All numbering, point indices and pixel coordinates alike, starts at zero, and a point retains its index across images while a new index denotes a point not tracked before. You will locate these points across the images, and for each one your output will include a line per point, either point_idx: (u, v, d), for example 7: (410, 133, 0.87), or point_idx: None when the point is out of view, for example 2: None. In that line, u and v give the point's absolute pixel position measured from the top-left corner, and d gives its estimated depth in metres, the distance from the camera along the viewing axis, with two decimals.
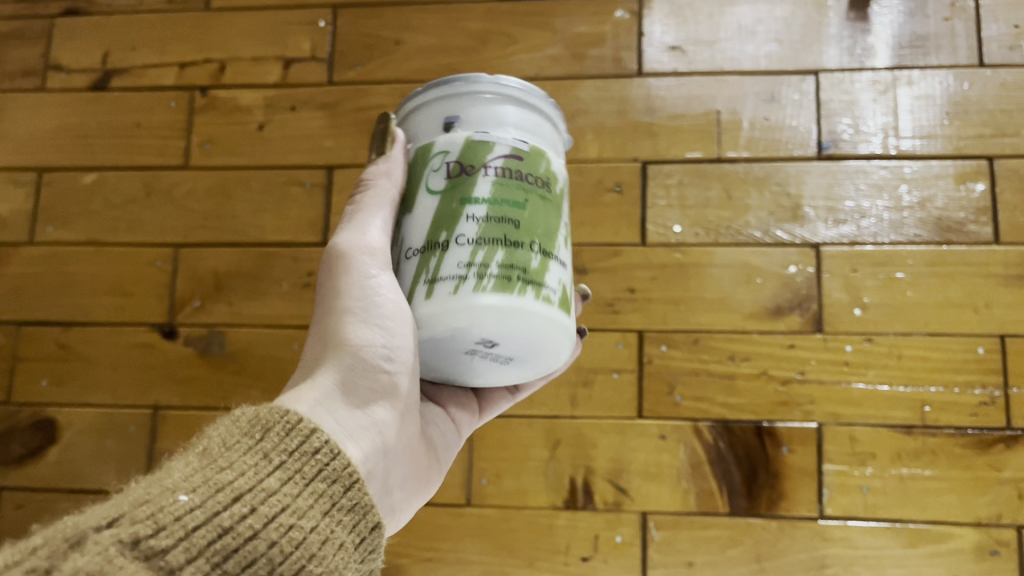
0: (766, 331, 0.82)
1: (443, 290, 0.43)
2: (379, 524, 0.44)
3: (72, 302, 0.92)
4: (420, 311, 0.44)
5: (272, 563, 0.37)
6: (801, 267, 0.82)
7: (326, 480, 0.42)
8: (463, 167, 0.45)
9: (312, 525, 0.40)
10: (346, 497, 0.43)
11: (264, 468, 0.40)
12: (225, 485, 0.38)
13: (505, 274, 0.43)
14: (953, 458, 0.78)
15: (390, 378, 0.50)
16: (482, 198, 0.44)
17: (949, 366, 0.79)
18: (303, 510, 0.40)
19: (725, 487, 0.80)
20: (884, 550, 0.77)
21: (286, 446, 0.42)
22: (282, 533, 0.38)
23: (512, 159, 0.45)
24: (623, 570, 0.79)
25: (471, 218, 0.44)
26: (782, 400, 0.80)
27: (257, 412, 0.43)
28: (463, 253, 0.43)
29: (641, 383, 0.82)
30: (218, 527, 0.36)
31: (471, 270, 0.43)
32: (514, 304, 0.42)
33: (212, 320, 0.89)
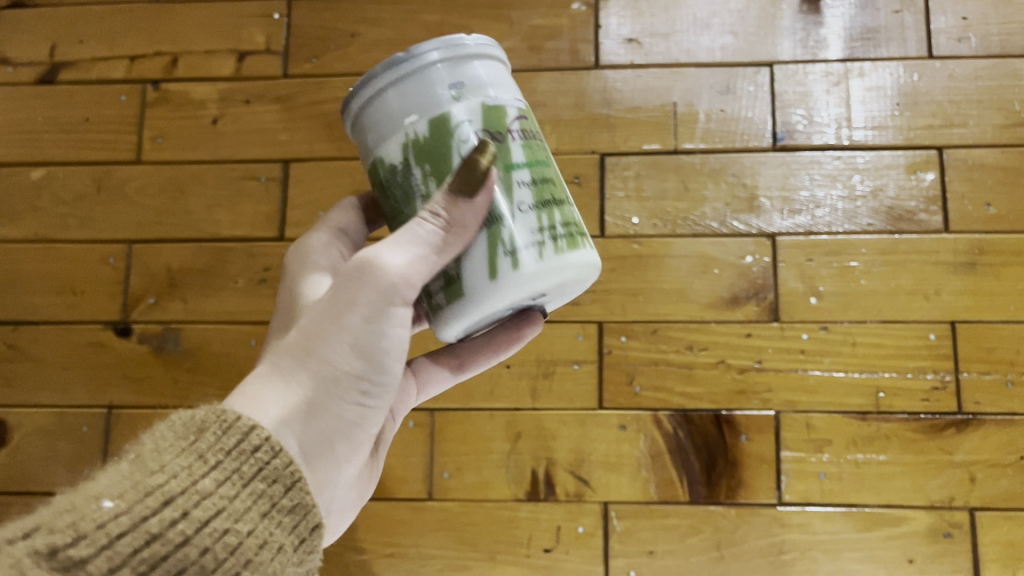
0: (723, 321, 0.83)
1: (531, 257, 0.44)
2: (323, 523, 0.44)
3: (21, 300, 0.90)
4: (509, 281, 0.44)
5: (204, 570, 0.38)
6: (757, 257, 0.83)
7: (267, 479, 0.41)
8: (492, 133, 0.44)
9: (249, 529, 0.40)
10: (286, 497, 0.42)
11: (198, 469, 0.40)
12: (155, 489, 0.38)
13: (568, 231, 0.45)
14: (907, 443, 0.79)
15: (361, 410, 0.48)
16: (523, 163, 0.45)
17: (902, 352, 0.81)
18: (239, 513, 0.40)
19: (684, 476, 0.81)
20: (841, 534, 0.78)
21: (224, 443, 0.41)
22: (216, 539, 0.38)
23: (523, 120, 0.46)
24: (585, 560, 0.80)
25: (522, 184, 0.45)
26: (740, 389, 0.81)
27: (194, 413, 0.42)
28: (530, 219, 0.44)
29: (601, 374, 0.83)
30: (146, 534, 0.36)
31: (543, 235, 0.44)
32: (577, 260, 0.45)
33: (167, 317, 0.88)
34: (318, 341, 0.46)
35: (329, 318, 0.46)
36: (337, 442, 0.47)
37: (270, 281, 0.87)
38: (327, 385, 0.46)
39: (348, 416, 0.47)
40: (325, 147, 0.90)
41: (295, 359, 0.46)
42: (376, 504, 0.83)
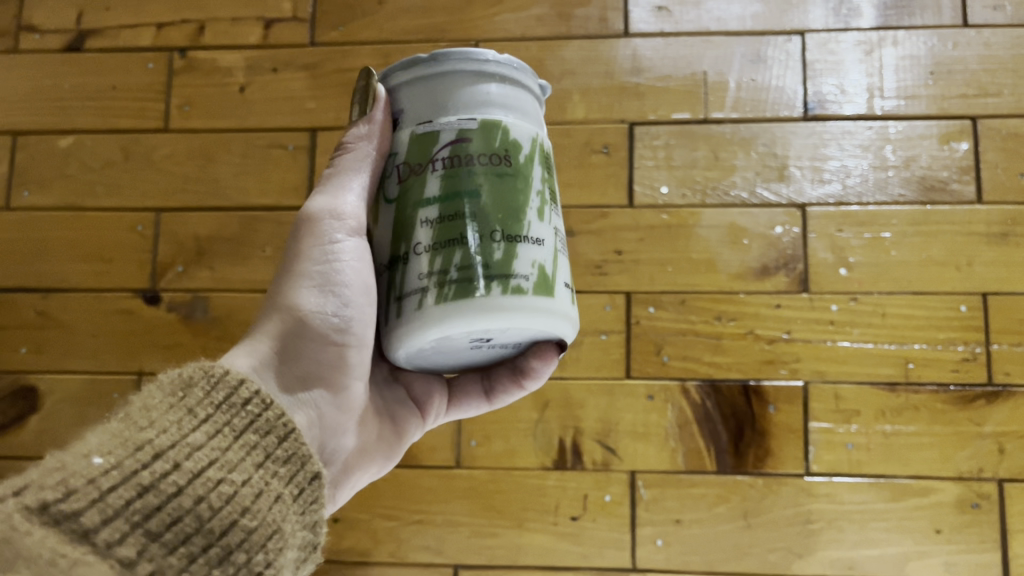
0: (752, 291, 0.82)
1: (409, 307, 0.42)
2: (319, 473, 0.44)
3: (51, 267, 0.90)
4: (393, 330, 0.43)
5: (201, 518, 0.36)
6: (787, 228, 0.83)
7: (260, 432, 0.41)
8: (414, 165, 0.43)
9: (245, 478, 0.39)
10: (281, 448, 0.42)
11: (188, 423, 0.39)
12: (145, 443, 0.37)
13: (465, 276, 0.40)
14: (936, 414, 0.79)
15: (341, 350, 0.50)
16: (433, 197, 0.42)
17: (932, 324, 0.80)
18: (234, 463, 0.39)
19: (711, 446, 0.81)
20: (868, 504, 0.79)
21: (212, 398, 0.41)
22: (212, 489, 0.37)
23: (458, 143, 0.42)
24: (611, 528, 0.80)
25: (425, 223, 0.42)
26: (769, 359, 0.81)
27: (182, 370, 0.42)
28: (422, 263, 0.42)
29: (629, 344, 0.83)
30: (138, 486, 0.35)
31: (430, 281, 0.41)
32: (472, 308, 0.40)
33: (195, 285, 0.88)
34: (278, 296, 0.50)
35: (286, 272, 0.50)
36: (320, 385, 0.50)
37: None
38: (290, 329, 0.49)
39: (325, 358, 0.50)
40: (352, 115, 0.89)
41: (262, 321, 0.50)
42: (404, 472, 0.83)
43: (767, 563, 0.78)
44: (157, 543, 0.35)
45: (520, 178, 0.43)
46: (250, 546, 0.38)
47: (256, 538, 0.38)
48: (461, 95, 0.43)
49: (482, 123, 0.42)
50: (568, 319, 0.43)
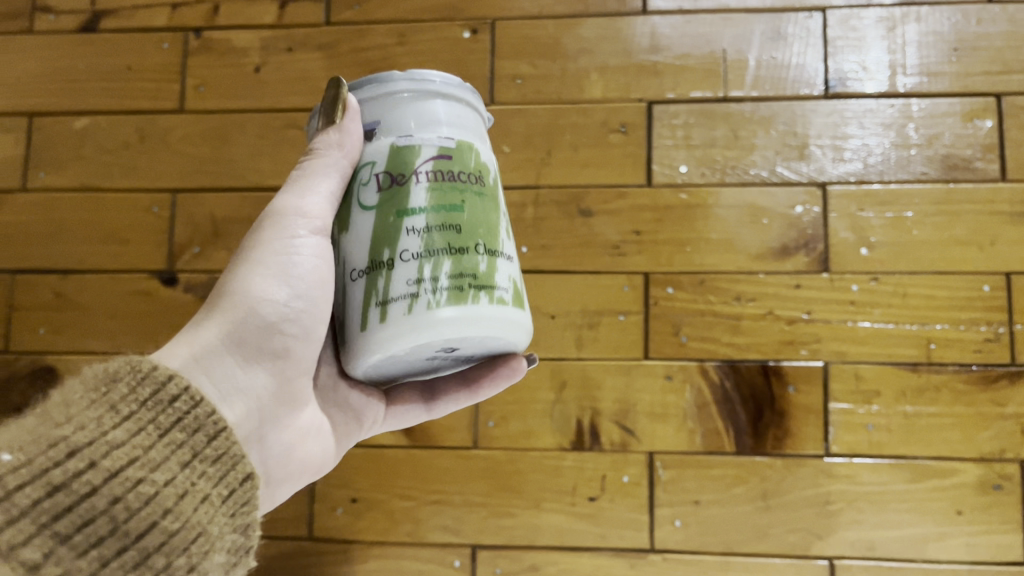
0: (772, 271, 0.82)
1: (398, 311, 0.43)
2: (252, 474, 0.44)
3: (68, 249, 0.90)
4: (376, 335, 0.44)
5: (116, 520, 0.37)
6: (808, 207, 0.82)
7: (187, 429, 0.42)
8: (394, 175, 0.45)
9: (167, 478, 0.40)
10: (210, 447, 0.42)
11: (109, 419, 0.39)
12: (59, 440, 0.37)
13: (456, 284, 0.43)
14: (957, 394, 0.79)
15: (286, 342, 0.51)
16: (420, 207, 0.44)
17: (955, 304, 0.80)
18: (155, 462, 0.40)
19: (730, 427, 0.80)
20: (888, 485, 0.78)
21: (137, 395, 0.41)
22: (129, 489, 0.38)
23: (441, 159, 0.45)
24: (629, 509, 0.80)
25: (411, 231, 0.44)
26: (789, 339, 0.81)
27: (107, 365, 0.42)
28: (410, 269, 0.43)
29: (647, 325, 0.82)
30: (47, 485, 0.36)
31: (420, 287, 0.43)
32: (466, 313, 0.43)
33: (211, 267, 0.88)
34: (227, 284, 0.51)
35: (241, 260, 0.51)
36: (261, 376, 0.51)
37: None
38: (239, 321, 0.50)
39: (268, 349, 0.51)
40: None
41: (209, 307, 0.51)
42: (421, 452, 0.83)
43: (786, 544, 0.78)
44: (66, 545, 0.35)
45: (490, 199, 0.47)
46: (169, 549, 0.38)
47: (176, 541, 0.39)
48: (437, 113, 0.46)
49: (460, 144, 0.46)
50: (527, 332, 0.48)
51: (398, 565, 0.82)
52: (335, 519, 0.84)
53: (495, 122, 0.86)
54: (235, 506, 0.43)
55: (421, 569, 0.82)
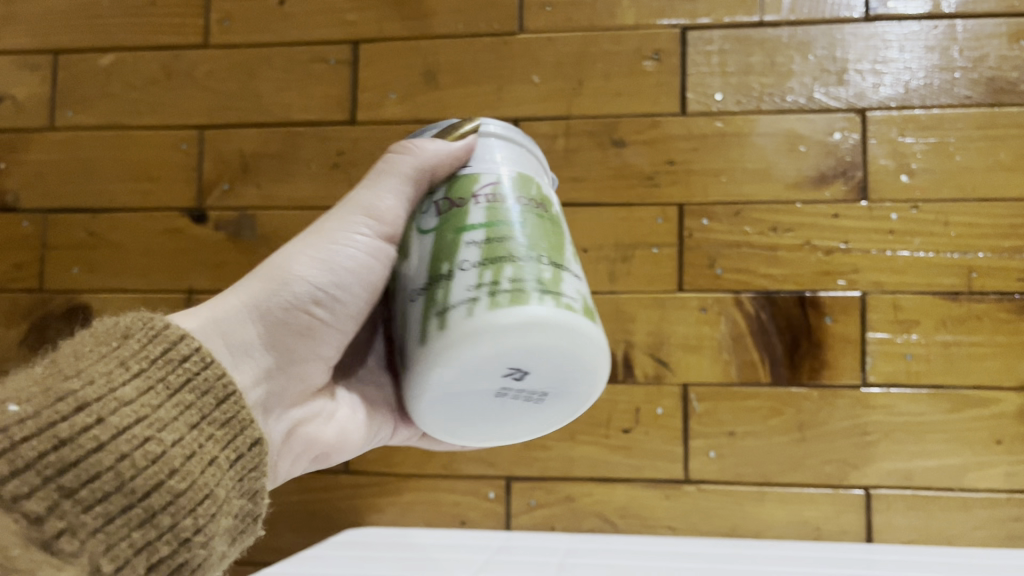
0: (809, 201, 0.80)
1: (457, 316, 0.42)
2: (259, 440, 0.43)
3: (98, 187, 0.90)
4: (433, 344, 0.43)
5: (122, 478, 0.36)
6: (846, 134, 0.80)
7: (196, 391, 0.40)
8: (455, 200, 0.46)
9: (175, 438, 0.38)
10: (218, 410, 0.41)
11: (118, 375, 0.38)
12: (67, 393, 0.36)
13: (517, 287, 0.42)
14: (999, 323, 0.77)
15: (310, 322, 0.51)
16: (477, 223, 0.44)
17: (998, 232, 0.78)
18: (164, 421, 0.38)
19: (766, 357, 0.80)
20: (926, 415, 0.77)
21: (148, 353, 0.40)
22: (136, 447, 0.37)
23: (499, 184, 0.46)
24: (664, 441, 0.80)
25: (471, 244, 0.44)
26: (826, 270, 0.79)
27: (117, 320, 0.41)
28: (469, 277, 0.43)
29: (681, 257, 0.81)
30: (54, 438, 0.34)
31: (481, 292, 0.42)
32: (530, 314, 0.41)
33: (241, 204, 0.88)
34: (281, 252, 0.51)
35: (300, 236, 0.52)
36: (281, 355, 0.50)
37: (344, 166, 0.86)
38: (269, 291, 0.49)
39: (297, 328, 0.50)
40: (395, 26, 0.87)
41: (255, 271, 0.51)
42: None
43: (822, 474, 0.78)
44: (71, 500, 0.34)
45: (553, 222, 0.46)
46: (174, 509, 0.37)
47: (182, 502, 0.37)
48: (492, 149, 0.47)
49: (519, 174, 0.46)
50: (598, 355, 0.45)
51: (433, 498, 0.83)
52: (370, 453, 0.84)
53: (525, 51, 0.85)
54: (241, 473, 0.42)
55: (456, 501, 0.83)
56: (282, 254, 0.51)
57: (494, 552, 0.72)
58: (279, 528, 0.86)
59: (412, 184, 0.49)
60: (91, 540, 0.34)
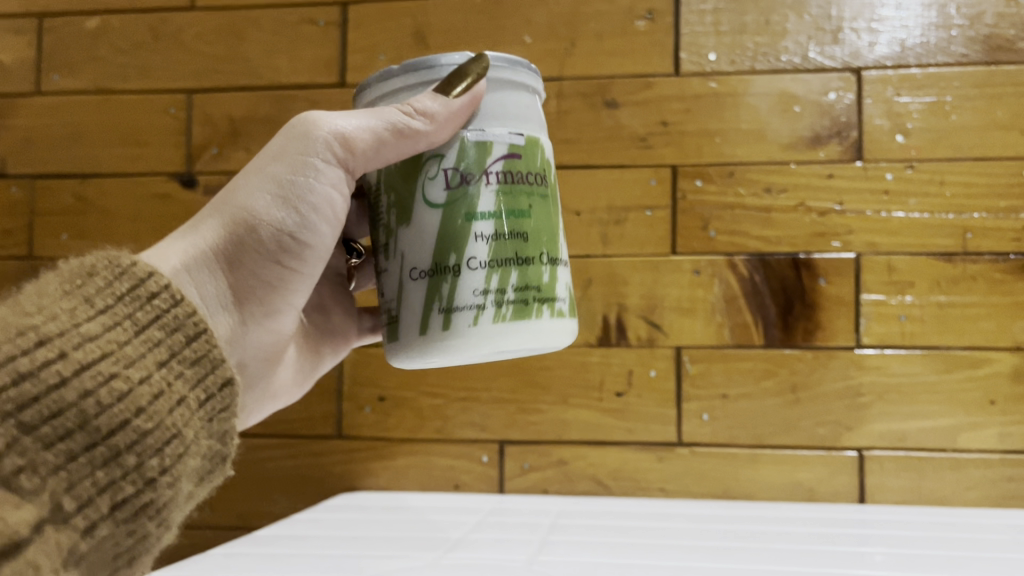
0: (803, 161, 0.79)
1: (462, 321, 0.42)
2: (232, 380, 0.39)
3: (86, 152, 0.89)
4: (437, 342, 0.43)
5: (84, 415, 0.33)
6: (841, 94, 0.79)
7: (166, 328, 0.37)
8: (464, 175, 0.42)
9: (142, 376, 0.35)
10: (189, 347, 0.37)
11: (82, 313, 0.35)
12: (28, 328, 0.33)
13: (521, 297, 0.43)
14: (993, 284, 0.77)
15: (280, 266, 0.47)
16: (488, 212, 0.42)
17: (993, 191, 0.77)
18: (131, 358, 0.35)
19: (759, 320, 0.79)
20: (920, 377, 0.77)
21: (114, 290, 0.36)
22: (100, 383, 0.33)
23: (511, 159, 0.43)
24: (657, 404, 0.80)
25: (480, 237, 0.42)
26: (820, 231, 0.79)
27: (85, 258, 0.38)
28: (478, 279, 0.42)
29: (675, 219, 0.81)
30: (13, 372, 0.32)
31: (487, 298, 0.42)
32: (531, 327, 0.43)
33: (231, 168, 0.87)
34: (239, 186, 0.46)
35: (258, 166, 0.46)
36: (249, 296, 0.47)
37: None
38: (233, 235, 0.45)
39: (264, 272, 0.46)
40: None
41: (217, 204, 0.46)
42: None
43: (815, 436, 0.78)
44: (31, 436, 0.31)
45: (551, 200, 0.45)
46: (140, 449, 0.34)
47: (148, 441, 0.34)
48: (500, 108, 0.43)
49: (529, 142, 0.44)
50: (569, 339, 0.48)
51: (426, 462, 0.83)
52: (363, 418, 0.84)
53: (517, 12, 0.84)
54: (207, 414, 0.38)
55: (449, 465, 0.83)
56: (241, 190, 0.45)
57: (486, 514, 0.71)
58: (272, 493, 0.86)
59: (400, 131, 0.42)
60: (52, 478, 0.31)
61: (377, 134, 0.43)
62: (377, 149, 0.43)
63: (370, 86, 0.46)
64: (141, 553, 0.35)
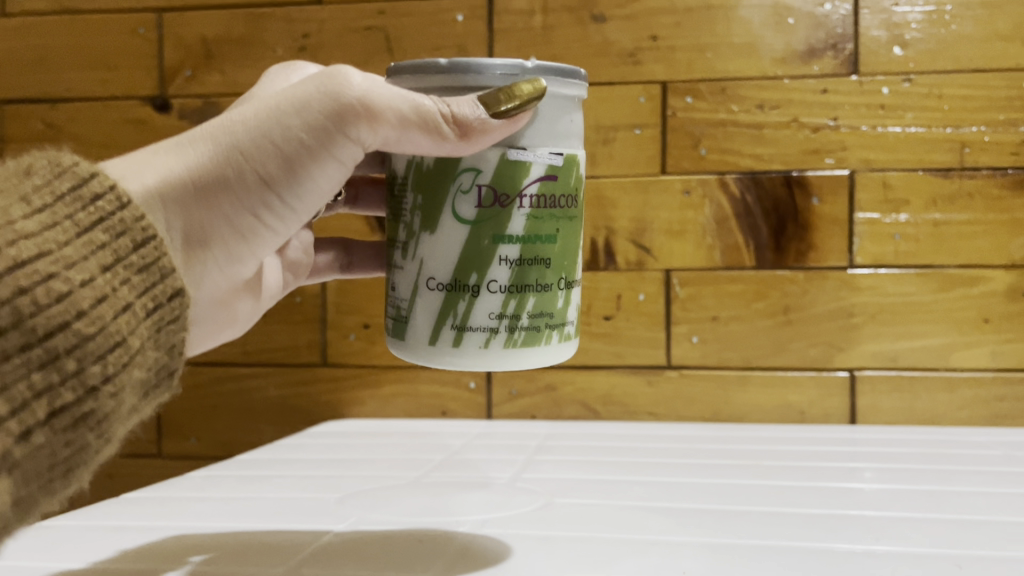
0: (797, 76, 0.77)
1: (471, 342, 0.42)
2: (184, 291, 0.36)
3: (54, 77, 0.86)
4: (444, 358, 0.43)
5: (18, 315, 0.30)
6: (837, 4, 0.76)
7: (111, 231, 0.34)
8: (497, 193, 0.42)
9: (85, 279, 0.32)
10: (137, 254, 0.34)
11: (16, 210, 0.32)
12: None
13: (533, 324, 0.43)
14: (990, 200, 0.75)
15: (264, 223, 0.42)
16: (516, 236, 0.42)
17: (993, 105, 0.75)
18: (72, 260, 0.32)
19: (750, 241, 0.78)
20: (913, 296, 0.76)
21: (53, 189, 0.34)
22: (36, 283, 0.31)
23: (546, 181, 0.42)
24: (646, 327, 0.79)
25: (504, 260, 0.42)
26: (813, 149, 0.77)
27: (25, 160, 0.35)
28: (495, 302, 0.42)
29: (664, 138, 0.78)
30: None
31: (501, 322, 0.42)
32: (539, 354, 0.43)
33: (205, 91, 0.84)
34: (246, 120, 0.40)
35: (271, 104, 0.40)
36: (224, 242, 0.41)
37: (311, 50, 0.83)
38: (228, 180, 0.40)
39: (245, 228, 0.41)
40: None
41: (212, 129, 0.40)
42: None
43: (806, 357, 0.77)
44: None
45: (577, 221, 0.45)
46: (81, 354, 0.32)
47: (89, 348, 0.32)
48: (543, 124, 0.42)
49: (567, 163, 0.43)
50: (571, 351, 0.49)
51: (414, 389, 0.82)
52: (348, 346, 0.83)
53: None
54: (159, 327, 0.35)
55: (436, 392, 0.82)
56: (247, 124, 0.40)
57: (474, 437, 0.71)
58: (259, 423, 0.85)
59: (430, 130, 0.40)
60: None
61: (403, 126, 0.40)
62: (397, 141, 0.41)
63: (403, 72, 0.43)
64: (80, 465, 0.33)
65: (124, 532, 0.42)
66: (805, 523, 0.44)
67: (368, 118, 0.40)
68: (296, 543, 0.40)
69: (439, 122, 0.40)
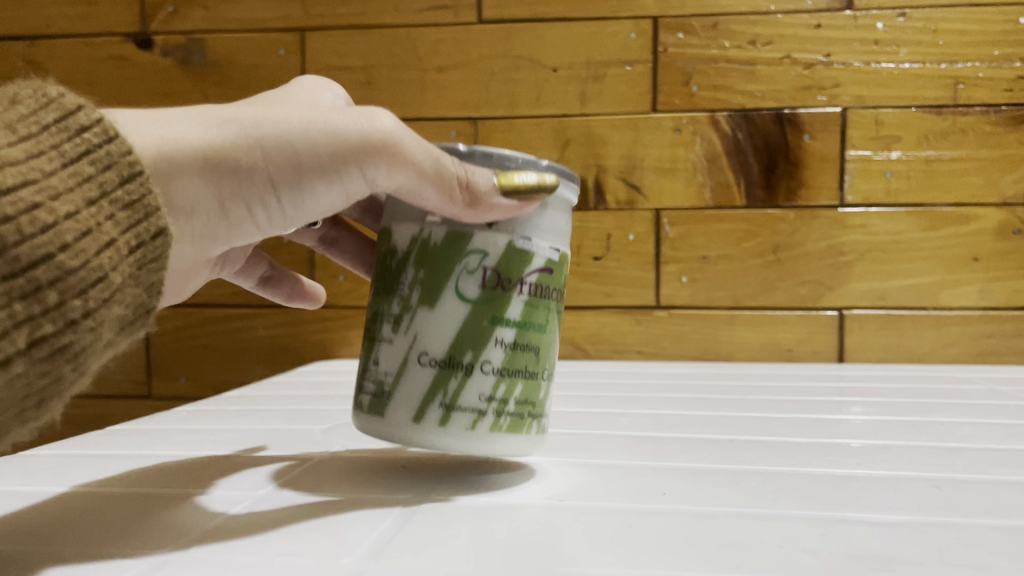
0: (790, 10, 0.75)
1: (456, 427, 0.30)
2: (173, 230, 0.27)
3: (33, 12, 0.84)
4: (420, 439, 0.30)
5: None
6: None
7: (98, 163, 0.25)
8: (505, 275, 0.31)
9: (69, 211, 0.24)
10: (131, 190, 0.26)
11: None
12: None
13: (520, 412, 0.31)
14: (983, 137, 0.74)
15: (238, 230, 0.30)
16: (517, 320, 0.31)
17: (987, 40, 0.74)
18: (58, 190, 0.24)
19: (741, 179, 0.77)
20: (904, 235, 0.75)
21: (39, 118, 0.25)
22: (18, 211, 0.23)
23: (547, 272, 0.32)
24: (636, 268, 0.78)
25: (500, 341, 0.31)
26: (805, 85, 0.76)
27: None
28: (488, 383, 0.30)
29: (655, 75, 0.77)
30: None
31: (490, 406, 0.30)
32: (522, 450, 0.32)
33: (189, 27, 0.83)
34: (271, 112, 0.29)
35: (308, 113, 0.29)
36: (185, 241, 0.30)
37: None
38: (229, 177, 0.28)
39: (212, 230, 0.30)
40: None
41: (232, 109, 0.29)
42: None
43: (796, 297, 0.77)
44: None
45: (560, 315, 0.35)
46: (63, 290, 0.24)
47: (73, 281, 0.24)
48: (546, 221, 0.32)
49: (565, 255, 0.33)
50: None
51: None
52: (336, 286, 0.83)
53: None
54: (143, 269, 0.26)
55: None
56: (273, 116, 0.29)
57: None
58: (248, 364, 0.85)
59: (442, 192, 0.29)
60: None
61: (421, 184, 0.30)
62: (407, 194, 0.30)
63: None
64: (52, 398, 0.25)
65: (108, 460, 0.42)
66: (789, 450, 0.44)
67: (391, 157, 0.29)
68: (278, 467, 0.38)
69: (450, 186, 0.29)
